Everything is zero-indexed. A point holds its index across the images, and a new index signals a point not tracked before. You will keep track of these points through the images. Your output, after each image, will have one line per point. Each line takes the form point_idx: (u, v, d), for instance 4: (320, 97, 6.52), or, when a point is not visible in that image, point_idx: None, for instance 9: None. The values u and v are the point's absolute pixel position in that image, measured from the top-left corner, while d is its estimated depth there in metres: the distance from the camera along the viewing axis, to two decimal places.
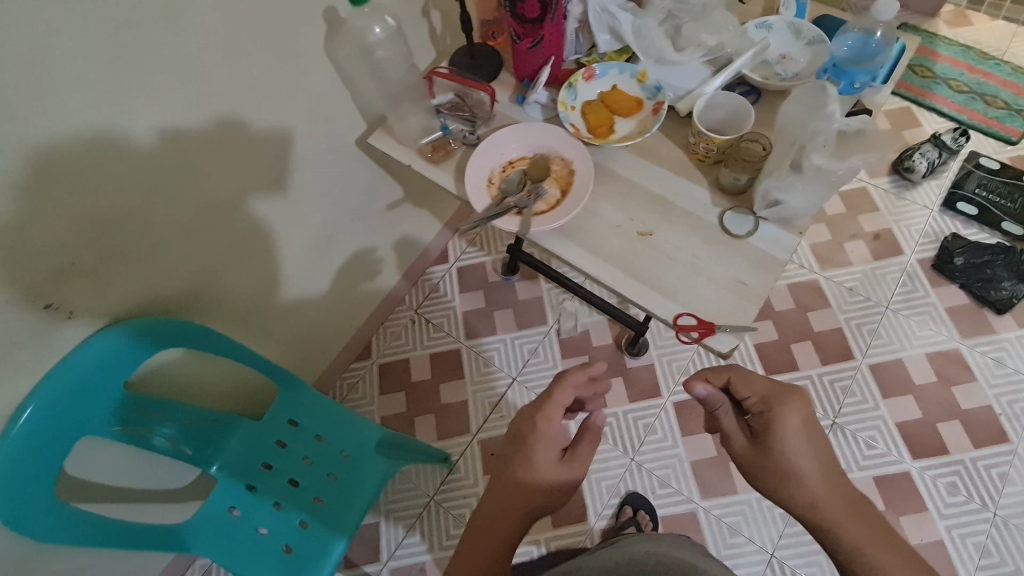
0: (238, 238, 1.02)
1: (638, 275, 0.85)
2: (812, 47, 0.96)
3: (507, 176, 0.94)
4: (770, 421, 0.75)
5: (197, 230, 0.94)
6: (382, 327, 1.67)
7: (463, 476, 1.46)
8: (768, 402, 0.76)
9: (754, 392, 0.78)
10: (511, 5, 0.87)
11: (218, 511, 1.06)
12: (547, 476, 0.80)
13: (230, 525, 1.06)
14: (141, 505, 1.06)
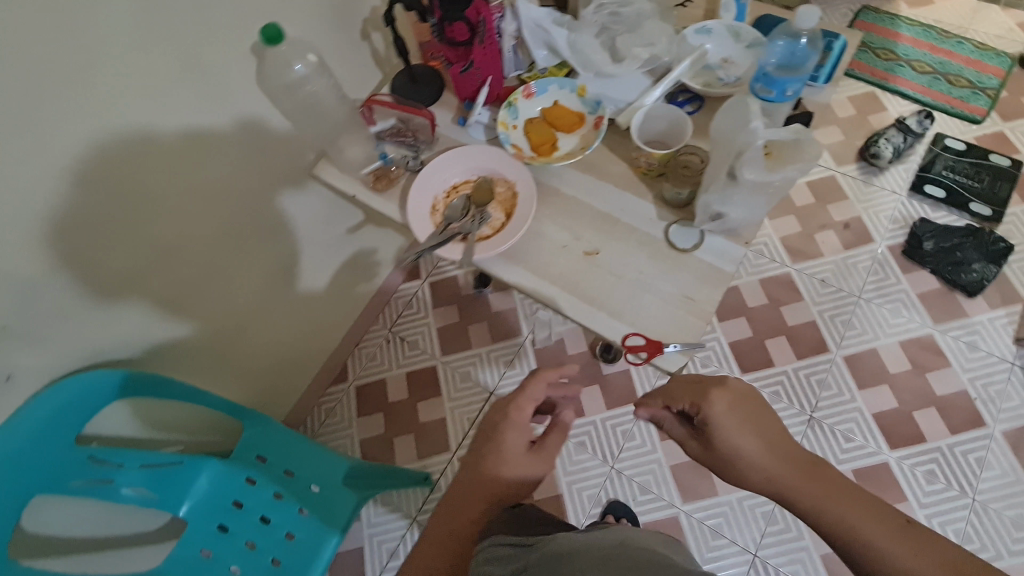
0: (185, 283, 1.01)
1: (585, 297, 0.84)
2: (753, 49, 0.95)
3: (451, 202, 0.92)
4: (707, 423, 0.72)
5: (138, 281, 0.92)
6: (356, 348, 1.65)
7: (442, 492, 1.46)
8: (696, 403, 0.73)
9: (682, 398, 0.75)
10: (440, 30, 0.85)
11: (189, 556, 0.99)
12: (513, 471, 0.79)
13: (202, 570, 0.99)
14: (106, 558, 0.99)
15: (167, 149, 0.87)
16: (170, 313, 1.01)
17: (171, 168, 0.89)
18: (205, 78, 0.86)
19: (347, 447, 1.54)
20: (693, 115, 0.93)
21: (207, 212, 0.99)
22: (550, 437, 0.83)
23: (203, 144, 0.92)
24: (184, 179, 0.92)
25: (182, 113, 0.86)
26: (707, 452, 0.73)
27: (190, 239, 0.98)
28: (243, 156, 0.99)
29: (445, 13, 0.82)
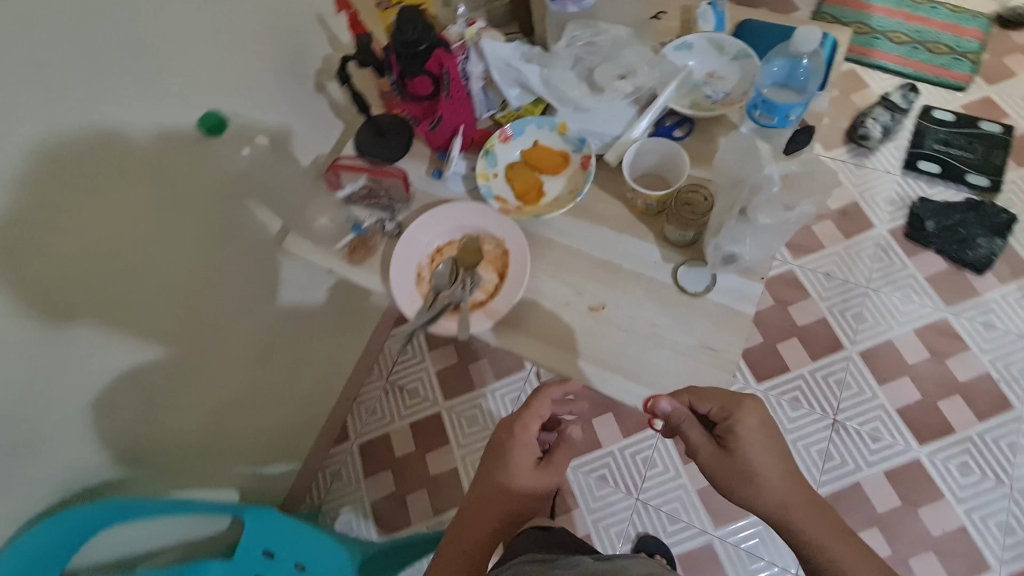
0: (162, 394, 0.90)
1: (597, 360, 0.77)
2: (739, 62, 0.88)
3: (436, 268, 0.84)
4: (732, 431, 0.67)
5: (106, 398, 0.80)
6: (354, 403, 1.57)
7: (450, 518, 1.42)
8: (727, 409, 0.67)
9: (711, 403, 0.68)
10: (401, 85, 0.77)
11: None
12: (521, 485, 0.72)
13: None
14: None
15: (137, 251, 0.76)
16: (143, 430, 0.89)
17: (144, 266, 0.78)
18: (163, 168, 0.76)
19: (359, 511, 1.46)
20: (683, 140, 0.87)
21: (183, 309, 0.88)
22: (558, 453, 0.76)
23: (172, 238, 0.81)
24: (156, 283, 0.81)
25: (150, 209, 0.76)
26: (731, 464, 0.66)
27: (161, 344, 0.86)
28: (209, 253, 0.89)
29: (404, 69, 0.74)
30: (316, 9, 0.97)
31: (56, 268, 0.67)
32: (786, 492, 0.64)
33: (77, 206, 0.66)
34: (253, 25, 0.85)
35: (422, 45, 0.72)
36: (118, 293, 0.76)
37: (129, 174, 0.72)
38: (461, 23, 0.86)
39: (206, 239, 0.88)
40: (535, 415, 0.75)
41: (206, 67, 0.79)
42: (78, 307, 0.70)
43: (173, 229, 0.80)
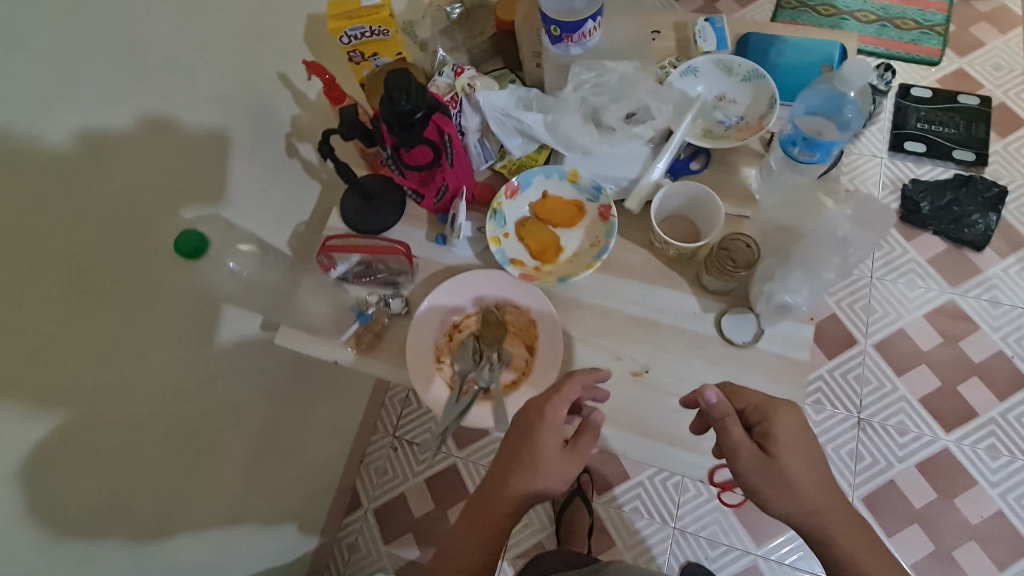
0: (165, 519, 0.81)
1: (649, 432, 0.71)
2: (751, 83, 0.82)
3: (456, 348, 0.76)
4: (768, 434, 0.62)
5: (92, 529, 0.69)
6: (361, 466, 1.46)
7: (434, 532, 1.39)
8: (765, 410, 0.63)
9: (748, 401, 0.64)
10: (396, 154, 0.68)
11: None
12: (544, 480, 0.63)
13: None
14: None
15: (121, 383, 0.67)
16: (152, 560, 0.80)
17: (129, 397, 0.69)
18: (140, 288, 0.67)
19: None
20: (701, 173, 0.80)
21: (182, 426, 0.79)
22: (583, 440, 0.65)
23: (160, 358, 0.72)
24: (147, 409, 0.72)
25: (133, 333, 0.67)
26: (766, 465, 0.60)
27: (161, 468, 0.78)
28: (205, 359, 0.80)
29: (400, 139, 0.65)
30: (278, 67, 0.86)
31: (31, 424, 0.59)
32: (814, 493, 0.60)
33: (51, 349, 0.59)
34: (210, 102, 0.75)
35: (418, 114, 0.63)
36: (106, 432, 0.68)
37: (104, 301, 0.63)
38: (449, 72, 0.77)
39: (197, 349, 0.78)
40: (562, 401, 0.65)
41: (161, 161, 0.69)
42: (64, 451, 0.62)
43: (159, 348, 0.71)
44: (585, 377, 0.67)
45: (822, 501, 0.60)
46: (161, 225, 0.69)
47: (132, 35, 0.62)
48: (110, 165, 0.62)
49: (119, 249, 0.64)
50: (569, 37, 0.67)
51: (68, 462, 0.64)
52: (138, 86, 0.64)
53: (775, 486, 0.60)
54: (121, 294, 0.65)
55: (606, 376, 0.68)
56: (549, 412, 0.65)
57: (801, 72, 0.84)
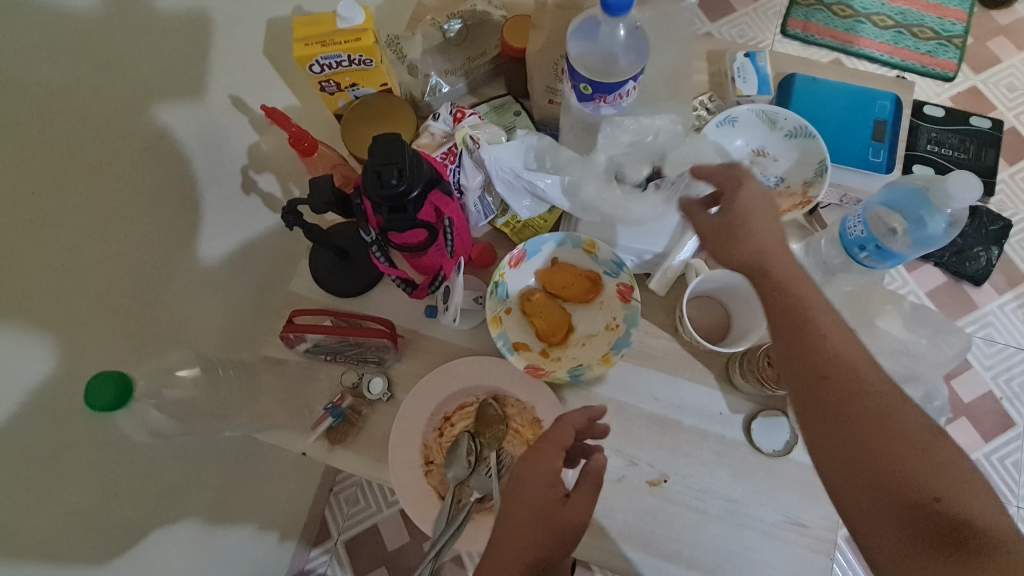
0: None
1: (668, 553, 0.62)
2: (797, 140, 0.69)
3: (447, 446, 0.65)
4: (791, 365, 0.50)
5: None
6: (330, 494, 1.32)
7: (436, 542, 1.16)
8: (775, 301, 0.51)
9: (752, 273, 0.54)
10: (382, 233, 0.55)
11: None
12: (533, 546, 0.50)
13: None
14: None
15: (47, 515, 0.53)
16: None
17: (63, 524, 0.55)
18: (70, 389, 0.54)
19: None
20: None
21: None
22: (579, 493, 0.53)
23: (98, 470, 0.58)
24: (88, 523, 0.58)
25: (64, 447, 0.54)
26: (724, 223, 0.53)
27: None
28: (157, 452, 0.66)
29: (388, 221, 0.52)
30: (229, 89, 0.72)
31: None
32: (849, 404, 0.42)
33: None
34: (149, 143, 0.61)
35: (414, 193, 0.50)
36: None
37: (24, 419, 0.50)
38: (447, 115, 0.66)
39: (143, 446, 0.64)
40: (557, 450, 0.55)
41: (92, 223, 0.55)
42: None
43: (95, 458, 0.57)
44: (579, 416, 0.57)
45: (875, 406, 0.42)
46: (94, 304, 0.56)
47: (40, 78, 0.49)
48: (21, 244, 0.49)
49: (41, 347, 0.51)
50: (602, 97, 0.57)
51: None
52: (60, 139, 0.51)
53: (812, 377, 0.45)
54: (46, 403, 0.52)
55: (598, 415, 0.58)
56: (550, 461, 0.54)
57: (853, 126, 0.73)
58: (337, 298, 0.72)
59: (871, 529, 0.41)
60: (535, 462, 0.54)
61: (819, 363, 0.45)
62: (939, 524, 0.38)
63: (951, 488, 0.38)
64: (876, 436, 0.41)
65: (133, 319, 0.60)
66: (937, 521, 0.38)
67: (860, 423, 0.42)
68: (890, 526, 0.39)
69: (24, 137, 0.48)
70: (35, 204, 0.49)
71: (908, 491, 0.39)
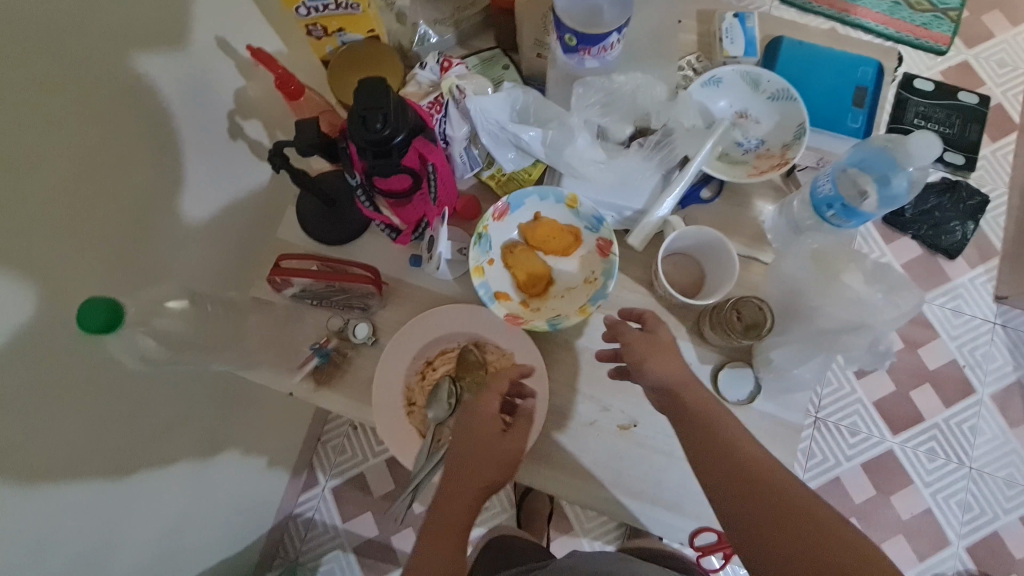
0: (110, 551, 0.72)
1: (633, 492, 0.67)
2: (779, 104, 0.71)
3: (428, 390, 0.68)
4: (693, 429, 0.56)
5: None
6: (318, 443, 1.36)
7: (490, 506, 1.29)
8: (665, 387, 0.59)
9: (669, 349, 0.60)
10: (367, 179, 0.56)
11: None
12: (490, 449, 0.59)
13: None
14: None
15: (36, 443, 0.55)
16: None
17: (52, 451, 0.57)
18: (62, 322, 0.55)
19: (342, 558, 1.31)
20: (711, 203, 0.72)
21: None
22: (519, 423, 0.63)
23: (85, 403, 0.60)
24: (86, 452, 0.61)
25: (53, 379, 0.55)
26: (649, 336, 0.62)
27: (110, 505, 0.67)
28: (145, 390, 0.68)
29: (373, 166, 0.53)
30: (214, 31, 0.71)
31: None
32: (757, 500, 0.49)
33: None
34: (135, 81, 0.61)
35: (398, 138, 0.51)
36: (25, 505, 0.55)
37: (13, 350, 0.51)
38: (434, 64, 0.67)
39: (132, 384, 0.66)
40: (495, 393, 0.63)
41: (76, 161, 0.55)
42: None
43: (82, 391, 0.59)
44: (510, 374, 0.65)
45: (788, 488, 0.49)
46: (81, 243, 0.57)
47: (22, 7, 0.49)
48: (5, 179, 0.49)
49: (33, 279, 0.52)
50: (586, 50, 0.58)
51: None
52: (44, 72, 0.51)
53: (718, 491, 0.51)
54: (37, 335, 0.53)
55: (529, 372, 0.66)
56: (486, 411, 0.62)
57: (836, 91, 0.74)
58: (323, 246, 0.73)
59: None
60: (472, 415, 0.62)
61: (719, 482, 0.51)
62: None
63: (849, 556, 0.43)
64: (775, 527, 0.47)
65: (120, 258, 0.61)
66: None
67: (764, 514, 0.48)
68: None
69: (5, 67, 0.47)
70: (25, 136, 0.50)
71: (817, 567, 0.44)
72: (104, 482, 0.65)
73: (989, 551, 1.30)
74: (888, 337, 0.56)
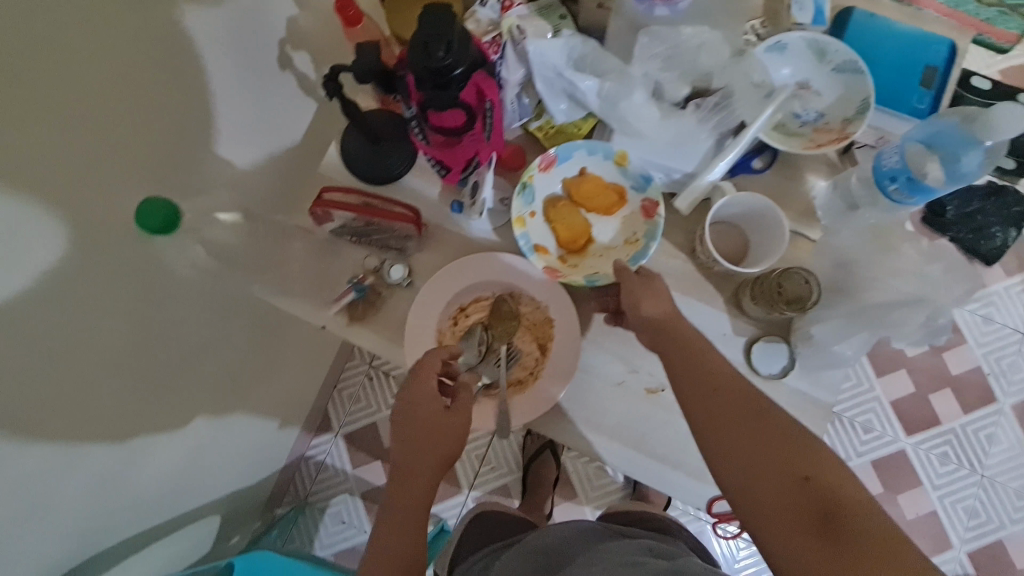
0: (140, 462, 0.75)
1: (655, 453, 0.67)
2: (844, 75, 0.68)
3: (459, 335, 0.69)
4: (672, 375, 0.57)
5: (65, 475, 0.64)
6: (335, 390, 1.38)
7: (496, 466, 1.31)
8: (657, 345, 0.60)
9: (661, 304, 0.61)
10: (420, 112, 0.56)
11: None
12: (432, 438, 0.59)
13: None
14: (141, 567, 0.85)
15: None
16: (118, 511, 0.74)
17: (74, 348, 0.60)
18: None
19: (349, 502, 1.34)
20: (762, 173, 0.70)
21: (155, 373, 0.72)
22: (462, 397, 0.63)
23: (105, 307, 0.63)
24: None
25: (66, 276, 0.58)
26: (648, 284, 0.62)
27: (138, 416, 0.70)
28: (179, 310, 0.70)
29: (429, 100, 0.53)
30: None
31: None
32: (735, 430, 0.51)
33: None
34: None
35: (457, 71, 0.50)
36: (46, 396, 0.58)
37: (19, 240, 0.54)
38: (495, 3, 0.65)
39: (152, 297, 0.68)
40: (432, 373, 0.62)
41: (84, 66, 0.57)
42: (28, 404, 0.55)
43: (99, 294, 0.62)
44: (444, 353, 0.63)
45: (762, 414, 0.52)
46: (89, 149, 0.59)
47: None
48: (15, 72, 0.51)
49: None
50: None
51: (5, 428, 0.55)
52: None
53: (698, 425, 0.54)
54: (45, 230, 0.56)
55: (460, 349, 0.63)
56: (426, 402, 0.60)
57: (898, 71, 0.71)
58: (365, 184, 0.73)
59: (756, 500, 0.48)
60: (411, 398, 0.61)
61: (700, 421, 0.54)
62: (813, 498, 0.46)
63: (815, 468, 0.47)
64: (751, 446, 0.50)
65: None
66: (808, 496, 0.46)
67: (742, 437, 0.51)
68: (782, 498, 0.47)
69: None
70: None
71: (785, 475, 0.48)
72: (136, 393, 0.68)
73: (992, 558, 1.30)
74: (948, 311, 0.57)
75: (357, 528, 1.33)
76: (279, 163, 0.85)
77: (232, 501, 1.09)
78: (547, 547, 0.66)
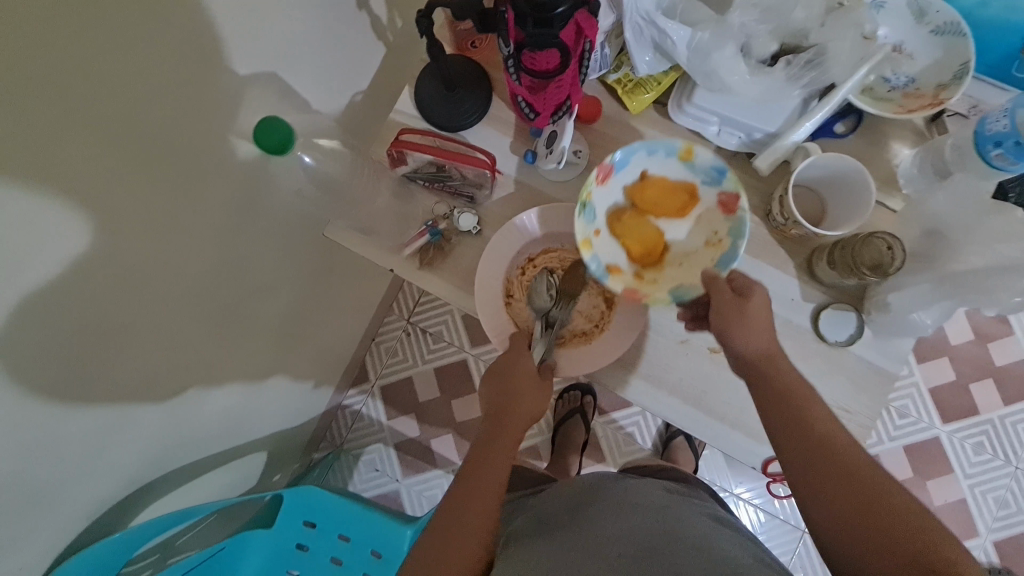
0: (206, 386, 0.78)
1: (712, 411, 0.68)
2: (944, 39, 0.65)
3: (528, 283, 0.70)
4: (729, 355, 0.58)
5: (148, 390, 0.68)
6: (373, 343, 1.41)
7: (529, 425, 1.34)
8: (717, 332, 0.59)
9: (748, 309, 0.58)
10: (514, 52, 0.56)
11: (293, 527, 0.91)
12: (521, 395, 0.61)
13: (297, 559, 0.95)
14: (192, 484, 0.88)
15: (160, 261, 0.60)
16: (183, 430, 0.78)
17: (179, 273, 0.63)
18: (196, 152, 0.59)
19: (383, 451, 1.38)
20: (843, 139, 0.68)
21: (226, 302, 0.74)
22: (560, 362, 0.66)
23: (208, 237, 0.66)
24: (193, 283, 0.66)
25: (182, 204, 0.60)
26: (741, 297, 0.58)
27: (205, 340, 0.73)
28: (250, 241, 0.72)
29: (527, 41, 0.53)
30: None
31: (72, 301, 0.52)
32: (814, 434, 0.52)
33: (87, 223, 0.51)
34: None
35: (559, 10, 0.49)
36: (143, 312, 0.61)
37: (163, 169, 0.56)
38: None
39: (238, 229, 0.70)
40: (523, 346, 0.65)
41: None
42: (120, 316, 0.58)
43: (207, 221, 0.64)
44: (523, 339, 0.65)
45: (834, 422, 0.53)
46: (217, 81, 0.59)
47: None
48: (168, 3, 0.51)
49: (176, 105, 0.55)
50: None
51: (106, 336, 0.58)
52: None
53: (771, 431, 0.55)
54: None
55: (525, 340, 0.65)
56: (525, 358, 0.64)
57: (985, 49, 0.68)
58: (437, 130, 0.73)
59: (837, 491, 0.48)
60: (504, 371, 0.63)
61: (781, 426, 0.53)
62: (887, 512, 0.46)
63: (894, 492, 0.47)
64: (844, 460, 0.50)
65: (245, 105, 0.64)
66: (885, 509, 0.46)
67: (840, 492, 0.48)
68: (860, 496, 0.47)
69: None
70: None
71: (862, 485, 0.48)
72: (206, 314, 0.71)
73: (1019, 549, 1.28)
74: None
75: (387, 476, 1.37)
76: (347, 108, 0.86)
77: (279, 438, 1.13)
78: (564, 490, 0.64)
